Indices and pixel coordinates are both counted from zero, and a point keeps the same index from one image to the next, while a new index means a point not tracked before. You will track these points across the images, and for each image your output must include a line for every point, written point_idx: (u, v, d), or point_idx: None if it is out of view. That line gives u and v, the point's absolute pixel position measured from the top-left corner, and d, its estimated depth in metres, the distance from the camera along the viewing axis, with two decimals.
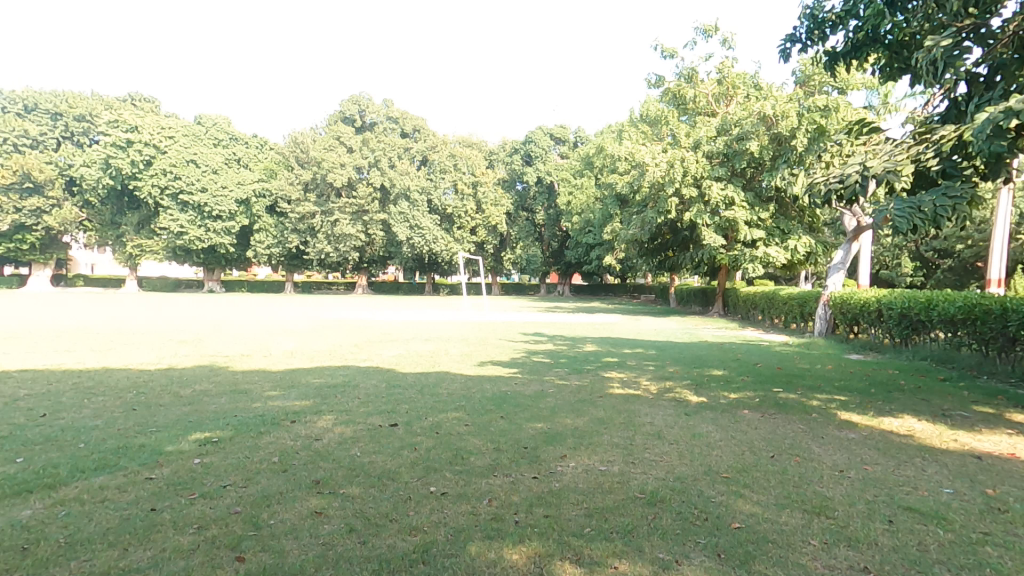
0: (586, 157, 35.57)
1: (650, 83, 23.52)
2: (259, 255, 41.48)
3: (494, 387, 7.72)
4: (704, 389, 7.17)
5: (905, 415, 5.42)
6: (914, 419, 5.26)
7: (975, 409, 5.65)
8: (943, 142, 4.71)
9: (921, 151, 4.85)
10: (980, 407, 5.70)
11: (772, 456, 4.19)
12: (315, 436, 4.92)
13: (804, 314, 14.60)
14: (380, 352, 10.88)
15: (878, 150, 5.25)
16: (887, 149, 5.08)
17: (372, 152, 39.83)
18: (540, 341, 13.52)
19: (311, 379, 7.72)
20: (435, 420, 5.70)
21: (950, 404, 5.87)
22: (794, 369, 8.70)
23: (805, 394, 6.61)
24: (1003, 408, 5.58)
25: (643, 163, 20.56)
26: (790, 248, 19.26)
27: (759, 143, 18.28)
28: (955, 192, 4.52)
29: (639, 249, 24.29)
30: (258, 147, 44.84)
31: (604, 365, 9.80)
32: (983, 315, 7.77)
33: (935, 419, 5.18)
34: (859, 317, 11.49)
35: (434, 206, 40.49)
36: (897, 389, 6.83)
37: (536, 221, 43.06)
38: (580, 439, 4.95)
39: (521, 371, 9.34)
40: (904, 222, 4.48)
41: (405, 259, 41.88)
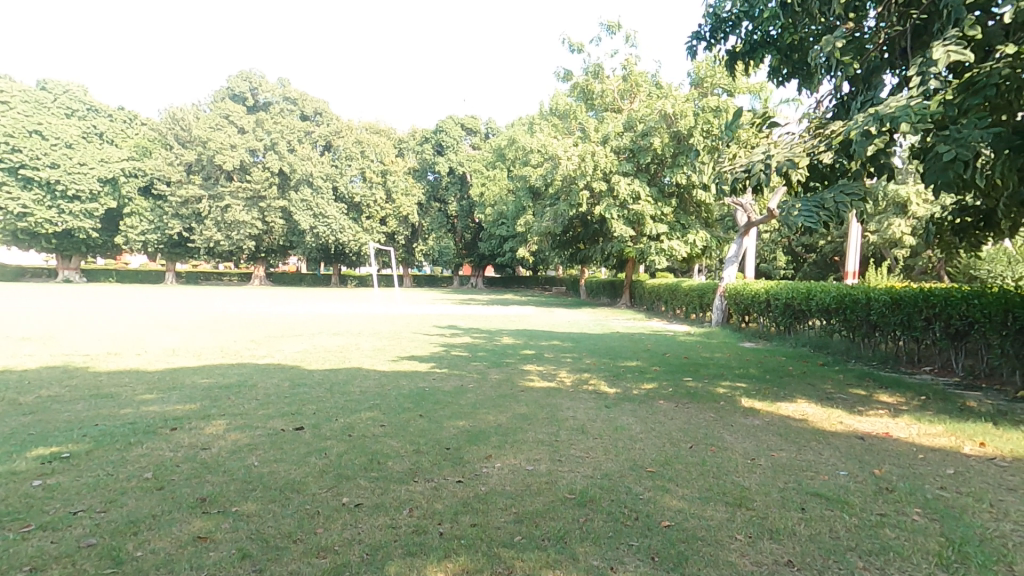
0: (497, 149, 35.56)
1: (560, 76, 23.89)
2: (133, 242, 36.82)
3: (410, 383, 7.34)
4: (620, 380, 7.32)
5: (800, 399, 5.84)
6: (807, 402, 5.68)
7: (854, 390, 6.24)
8: (835, 136, 4.99)
9: (817, 144, 5.15)
10: (857, 389, 6.30)
11: (690, 447, 4.29)
12: (201, 446, 4.29)
13: (703, 304, 15.63)
14: (281, 348, 10.02)
15: (778, 141, 5.51)
16: (787, 142, 5.34)
17: (268, 134, 36.85)
18: (456, 334, 13.24)
19: (198, 380, 6.85)
20: (347, 422, 5.24)
21: (833, 386, 6.45)
22: (698, 357, 9.21)
23: (711, 382, 6.96)
24: (876, 388, 6.22)
25: (556, 156, 20.86)
26: (689, 242, 20.52)
27: (661, 140, 19.24)
28: (850, 189, 4.90)
29: (552, 241, 24.73)
30: (129, 122, 39.50)
31: (522, 357, 9.76)
32: (852, 304, 8.44)
33: (824, 402, 5.62)
34: (750, 308, 12.42)
35: (339, 194, 38.48)
36: (788, 373, 7.40)
37: (447, 212, 42.38)
38: (504, 437, 4.77)
39: (437, 365, 9.02)
40: (812, 219, 4.78)
41: (309, 250, 39.47)
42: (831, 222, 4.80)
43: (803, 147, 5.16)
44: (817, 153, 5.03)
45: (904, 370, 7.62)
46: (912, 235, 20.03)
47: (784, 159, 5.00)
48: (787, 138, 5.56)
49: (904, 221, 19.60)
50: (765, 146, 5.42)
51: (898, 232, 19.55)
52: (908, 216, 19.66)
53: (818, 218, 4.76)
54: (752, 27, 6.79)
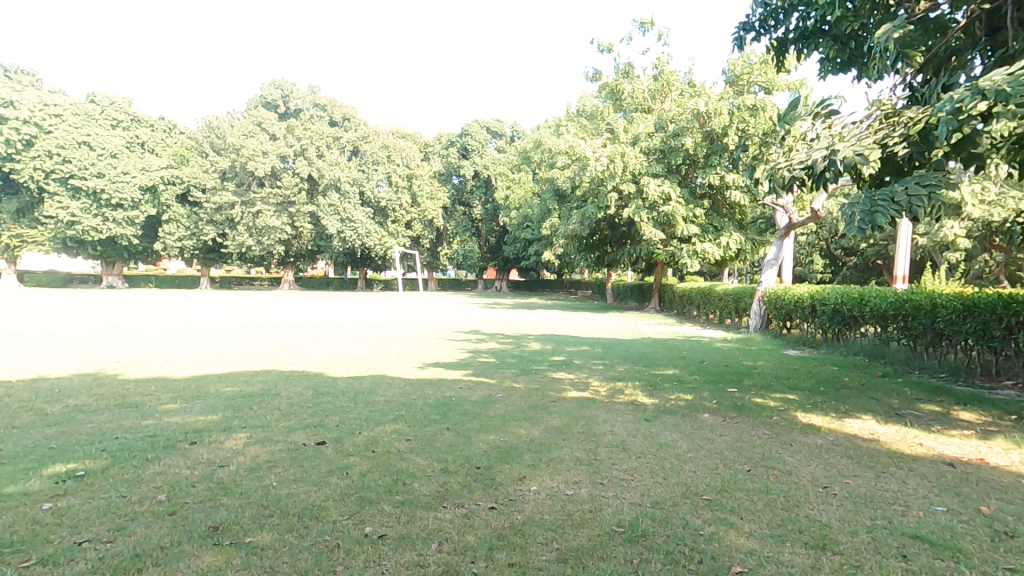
0: (523, 152, 35.30)
1: (588, 76, 23.47)
2: (170, 248, 37.95)
3: (437, 393, 7.03)
4: (658, 390, 6.87)
5: (862, 414, 5.30)
6: (872, 419, 5.13)
7: (923, 405, 5.65)
8: (912, 124, 4.50)
9: (890, 134, 4.67)
10: (925, 405, 5.71)
11: (748, 470, 3.84)
12: (219, 463, 4.02)
13: (739, 309, 14.96)
14: (308, 354, 9.85)
15: (844, 133, 5.03)
16: (855, 133, 4.86)
17: (297, 140, 37.36)
18: (484, 339, 12.90)
19: (222, 388, 6.66)
20: (371, 435, 4.94)
21: (897, 401, 5.86)
22: (741, 366, 8.66)
23: (759, 393, 6.47)
24: (948, 404, 5.61)
25: (584, 157, 20.39)
26: (722, 244, 19.79)
27: (693, 139, 18.64)
28: (927, 180, 4.36)
29: (578, 244, 24.25)
30: (168, 130, 40.64)
31: (552, 365, 9.36)
32: (914, 311, 7.91)
33: (892, 419, 5.07)
34: (793, 313, 11.78)
35: (366, 199, 38.78)
36: (844, 386, 6.80)
37: (472, 216, 42.22)
38: (538, 455, 4.39)
39: (465, 373, 8.69)
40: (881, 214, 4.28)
41: (336, 254, 39.83)
42: (907, 219, 4.34)
43: (873, 138, 4.68)
44: (890, 143, 4.57)
45: (981, 383, 7.00)
46: (965, 236, 18.71)
47: (853, 149, 4.52)
48: (853, 130, 5.07)
49: (957, 222, 18.25)
50: (827, 138, 4.98)
51: (950, 233, 18.27)
52: (961, 217, 18.20)
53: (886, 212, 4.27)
54: (806, 15, 6.29)
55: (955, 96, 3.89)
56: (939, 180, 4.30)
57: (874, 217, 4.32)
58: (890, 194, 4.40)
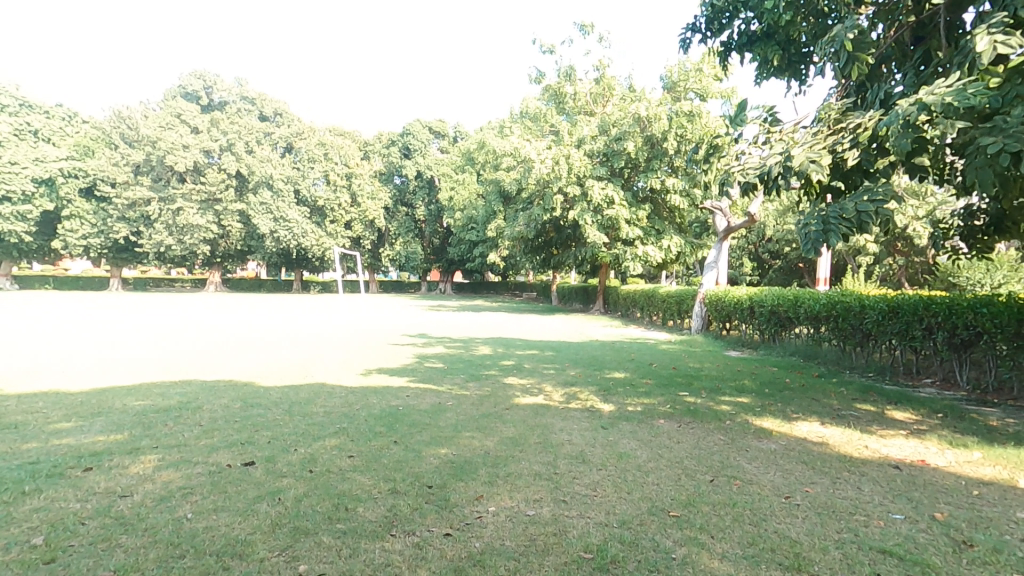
0: (466, 154, 34.91)
1: (532, 78, 23.49)
2: (72, 247, 34.60)
3: (382, 403, 6.58)
4: (611, 395, 6.77)
5: (810, 417, 5.38)
6: (819, 420, 5.22)
7: (863, 406, 5.83)
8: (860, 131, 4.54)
9: (840, 141, 4.70)
10: (864, 405, 5.90)
11: (711, 481, 3.75)
12: (121, 493, 3.44)
13: (681, 311, 15.33)
14: (237, 361, 9.11)
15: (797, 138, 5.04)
16: (807, 138, 4.87)
17: (224, 134, 35.09)
18: (431, 343, 12.47)
19: (132, 402, 5.90)
20: (308, 451, 4.46)
21: (839, 401, 6.03)
22: (687, 368, 8.75)
23: (710, 397, 6.48)
24: (885, 403, 5.83)
25: (528, 160, 20.31)
26: (664, 248, 20.31)
27: (635, 144, 19.02)
28: (876, 192, 4.48)
29: (523, 247, 24.17)
30: (66, 119, 36.92)
31: (501, 370, 9.10)
32: (844, 312, 8.20)
33: (838, 420, 5.18)
34: (732, 314, 12.17)
35: (302, 197, 37.08)
36: (787, 387, 6.97)
37: (415, 217, 41.26)
38: (494, 470, 4.09)
39: (411, 379, 8.26)
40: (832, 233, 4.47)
41: (268, 255, 37.72)
42: (856, 231, 4.48)
43: (825, 144, 4.70)
44: (840, 151, 4.59)
45: (904, 381, 7.35)
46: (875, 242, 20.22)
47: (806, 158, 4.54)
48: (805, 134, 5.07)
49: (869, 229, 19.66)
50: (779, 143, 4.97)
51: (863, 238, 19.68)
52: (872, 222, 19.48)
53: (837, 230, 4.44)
54: (749, 18, 6.38)
55: (901, 109, 3.95)
56: (885, 195, 4.45)
57: (826, 236, 4.50)
58: (840, 210, 4.55)
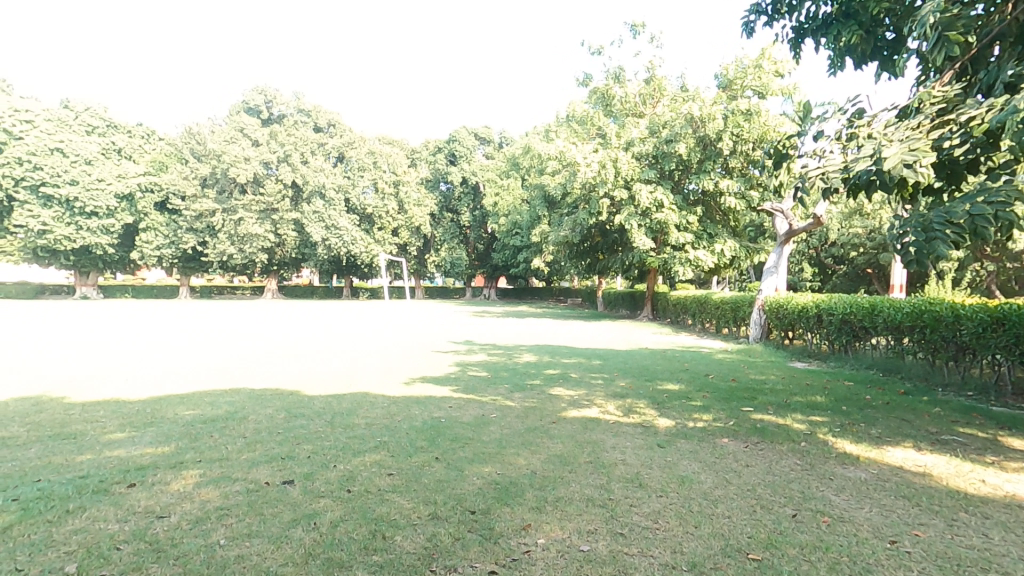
0: (511, 159, 34.81)
1: (578, 81, 23.12)
2: (147, 257, 36.56)
3: (424, 414, 6.36)
4: (667, 410, 6.28)
5: (901, 440, 4.75)
6: (913, 445, 4.59)
7: (962, 427, 5.12)
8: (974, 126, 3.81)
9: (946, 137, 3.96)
10: (965, 428, 5.17)
11: (793, 515, 3.27)
12: (157, 513, 3.33)
13: (737, 318, 14.49)
14: (283, 369, 9.16)
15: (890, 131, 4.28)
16: (903, 132, 4.12)
17: (281, 146, 36.52)
18: (474, 350, 12.26)
19: (181, 412, 5.93)
20: (348, 468, 4.27)
21: (931, 422, 5.34)
22: (749, 380, 8.11)
23: (779, 413, 5.90)
24: (988, 425, 5.10)
25: (574, 163, 19.91)
26: (717, 251, 19.38)
27: (686, 145, 18.28)
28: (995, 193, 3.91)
29: (569, 251, 23.70)
30: (146, 137, 39.53)
31: (548, 380, 8.75)
32: (933, 323, 7.46)
33: (934, 445, 4.53)
34: (796, 322, 11.36)
35: (352, 206, 38.09)
36: (867, 403, 6.27)
37: (460, 223, 41.50)
38: (543, 494, 3.76)
39: (456, 389, 8.03)
40: (941, 240, 3.92)
41: (320, 262, 38.86)
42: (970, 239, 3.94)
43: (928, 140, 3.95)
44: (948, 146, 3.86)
45: (1013, 401, 6.52)
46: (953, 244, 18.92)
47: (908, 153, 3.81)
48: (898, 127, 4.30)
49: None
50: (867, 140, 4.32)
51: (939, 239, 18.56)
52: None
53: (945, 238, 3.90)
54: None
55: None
56: (1007, 196, 3.86)
57: (932, 246, 3.93)
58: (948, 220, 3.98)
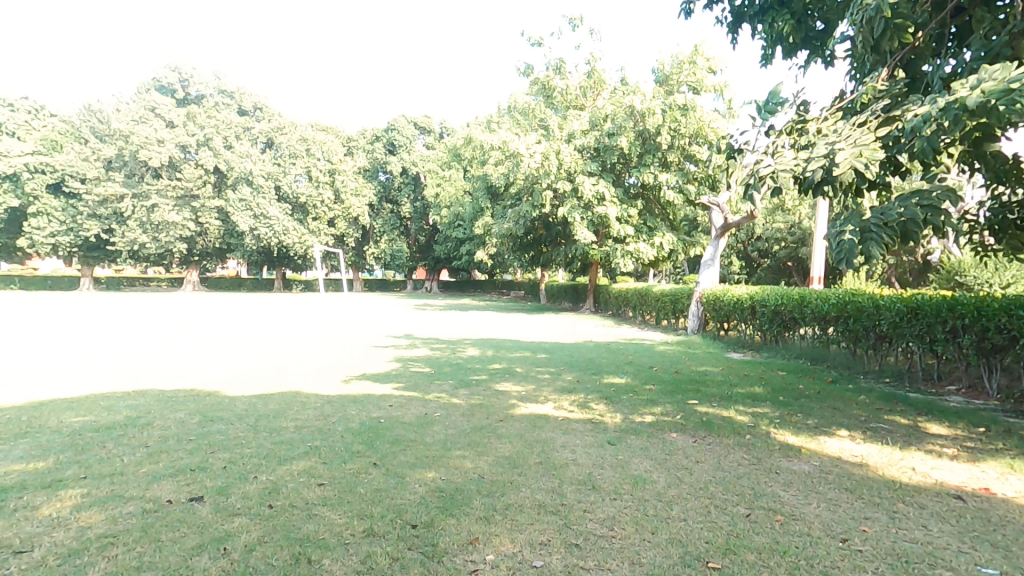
0: (453, 150, 34.15)
1: (519, 71, 22.86)
2: (38, 244, 33.11)
3: (361, 414, 5.91)
4: (615, 405, 6.17)
5: (841, 429, 4.84)
6: (850, 435, 4.67)
7: (893, 416, 5.31)
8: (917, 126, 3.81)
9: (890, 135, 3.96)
10: (894, 414, 5.37)
11: (747, 515, 3.17)
12: (18, 548, 2.75)
13: (676, 310, 14.83)
14: (203, 367, 8.39)
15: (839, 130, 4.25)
16: (851, 131, 4.11)
17: (201, 128, 33.86)
18: (415, 345, 11.79)
19: (70, 419, 5.16)
20: (271, 479, 3.80)
21: (865, 410, 5.51)
22: (690, 372, 8.22)
23: (723, 405, 5.92)
24: (916, 414, 5.31)
25: (516, 154, 19.66)
26: (656, 245, 19.78)
27: (627, 139, 18.51)
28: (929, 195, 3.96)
29: (512, 244, 23.52)
30: (33, 112, 34.96)
31: (493, 375, 8.48)
32: (856, 313, 7.72)
33: (872, 435, 4.64)
34: (731, 314, 11.71)
35: (283, 194, 36.11)
36: (803, 392, 6.45)
37: (400, 214, 40.31)
38: (490, 502, 3.47)
39: (397, 386, 7.60)
40: (877, 242, 3.95)
41: (248, 253, 36.61)
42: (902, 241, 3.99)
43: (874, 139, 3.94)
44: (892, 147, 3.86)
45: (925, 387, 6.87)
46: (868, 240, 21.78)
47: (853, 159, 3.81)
48: (847, 124, 4.28)
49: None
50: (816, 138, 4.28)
51: None
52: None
53: (880, 240, 3.94)
54: None
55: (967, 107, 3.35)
56: (937, 200, 3.89)
57: (867, 246, 3.96)
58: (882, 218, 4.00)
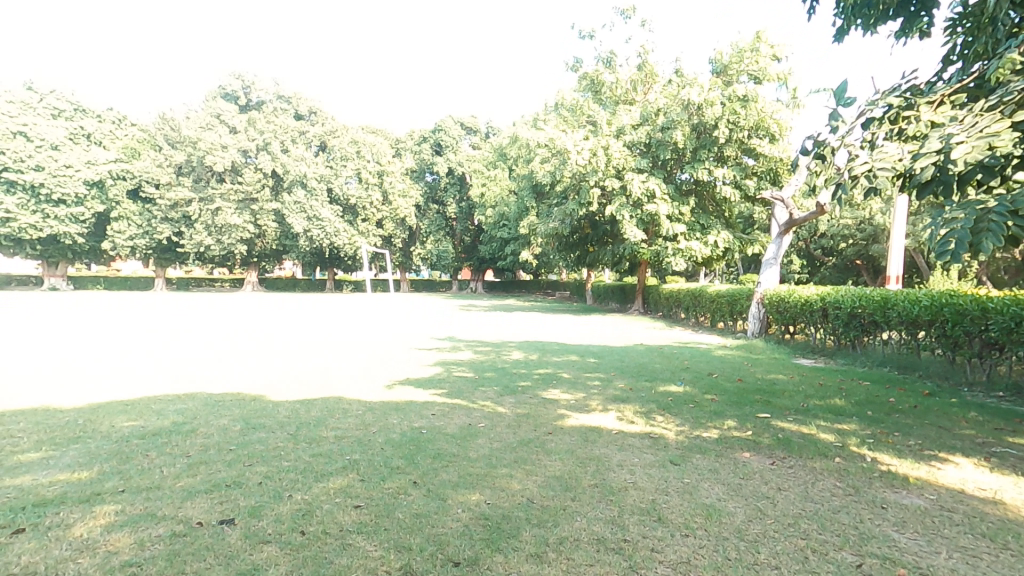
0: (499, 150, 34.00)
1: (568, 65, 22.37)
2: (119, 247, 35.16)
3: (403, 423, 5.63)
4: (676, 416, 5.65)
5: (953, 455, 4.12)
6: (966, 463, 3.97)
7: (1011, 440, 4.54)
8: None
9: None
10: (1013, 438, 4.58)
11: (858, 566, 2.63)
12: None
13: (734, 312, 13.94)
14: (252, 368, 8.45)
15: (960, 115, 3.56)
16: (973, 114, 3.43)
17: (259, 134, 35.13)
18: (460, 348, 11.55)
19: (120, 423, 5.13)
20: (307, 499, 3.54)
21: (975, 432, 4.76)
22: (757, 381, 7.52)
23: (801, 421, 5.27)
24: None
25: (564, 151, 19.16)
26: (710, 242, 18.82)
27: (681, 133, 17.65)
28: None
29: (559, 243, 23.00)
30: (117, 122, 37.62)
31: (541, 381, 8.07)
32: (955, 316, 6.93)
33: (993, 465, 3.92)
34: (799, 317, 10.85)
35: (335, 196, 37.08)
36: (894, 407, 5.67)
37: (446, 215, 40.48)
38: (543, 534, 3.07)
39: (441, 393, 7.30)
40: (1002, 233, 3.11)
41: (302, 254, 37.76)
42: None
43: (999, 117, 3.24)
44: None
45: None
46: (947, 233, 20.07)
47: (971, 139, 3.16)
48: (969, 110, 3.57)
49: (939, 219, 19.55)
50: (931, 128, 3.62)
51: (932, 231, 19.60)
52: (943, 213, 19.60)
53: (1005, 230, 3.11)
54: None
55: None
56: None
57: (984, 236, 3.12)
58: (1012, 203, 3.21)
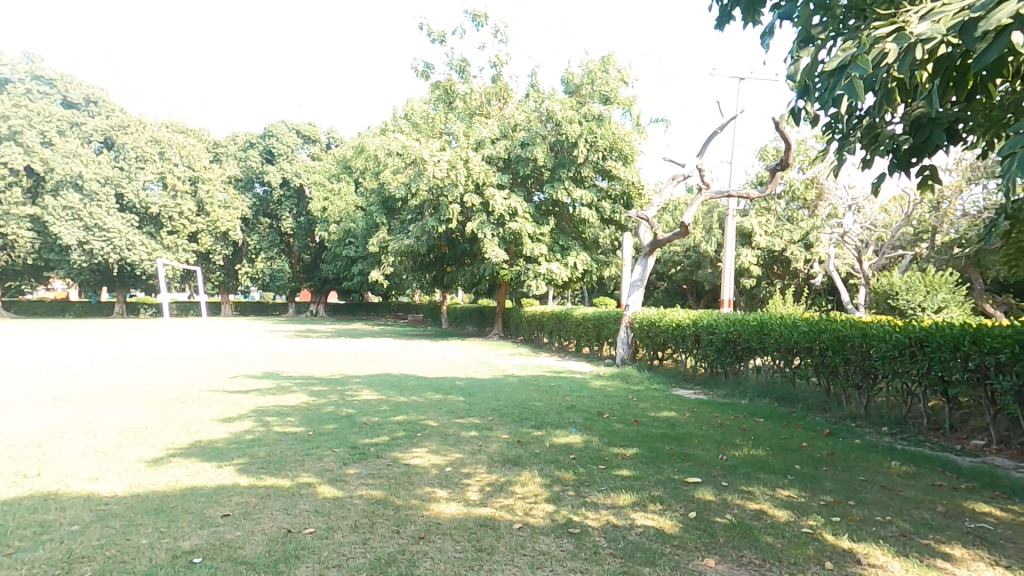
0: (343, 160, 30.86)
1: (419, 71, 20.78)
2: None
3: (158, 548, 3.25)
4: (586, 489, 4.19)
5: (945, 542, 3.23)
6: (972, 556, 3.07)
7: (968, 504, 3.85)
8: None
9: None
10: (965, 501, 3.92)
11: None
12: None
13: (601, 336, 13.40)
14: None
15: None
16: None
17: (2, 120, 27.10)
18: (284, 388, 8.88)
19: None
20: None
21: (927, 494, 4.03)
22: (652, 421, 6.51)
23: (740, 487, 4.15)
24: (989, 501, 3.92)
25: (420, 160, 17.55)
26: (569, 264, 18.30)
27: (542, 150, 17.07)
28: None
29: (412, 262, 20.98)
30: None
31: (397, 434, 6.10)
32: (836, 345, 6.68)
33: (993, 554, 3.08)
34: (669, 341, 10.46)
35: (128, 204, 30.26)
36: (816, 458, 4.93)
37: (281, 229, 35.57)
38: None
39: (243, 465, 4.92)
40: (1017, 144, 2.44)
41: (75, 273, 30.14)
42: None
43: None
44: None
45: (941, 441, 5.64)
46: (757, 265, 22.39)
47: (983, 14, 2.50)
48: None
49: (750, 252, 21.85)
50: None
51: (746, 261, 21.84)
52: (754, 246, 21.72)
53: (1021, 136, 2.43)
54: None
55: None
56: None
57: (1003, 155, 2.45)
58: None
